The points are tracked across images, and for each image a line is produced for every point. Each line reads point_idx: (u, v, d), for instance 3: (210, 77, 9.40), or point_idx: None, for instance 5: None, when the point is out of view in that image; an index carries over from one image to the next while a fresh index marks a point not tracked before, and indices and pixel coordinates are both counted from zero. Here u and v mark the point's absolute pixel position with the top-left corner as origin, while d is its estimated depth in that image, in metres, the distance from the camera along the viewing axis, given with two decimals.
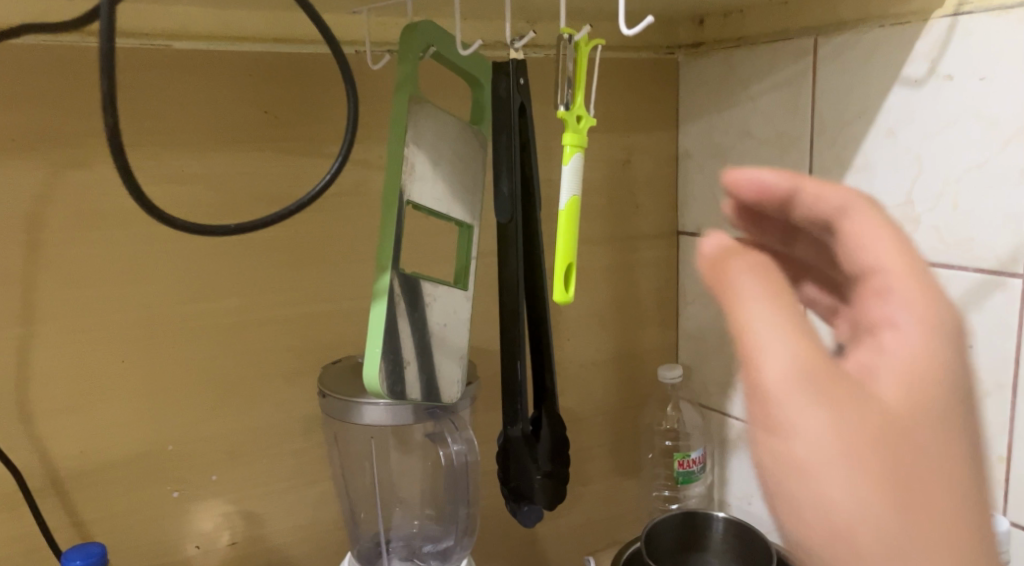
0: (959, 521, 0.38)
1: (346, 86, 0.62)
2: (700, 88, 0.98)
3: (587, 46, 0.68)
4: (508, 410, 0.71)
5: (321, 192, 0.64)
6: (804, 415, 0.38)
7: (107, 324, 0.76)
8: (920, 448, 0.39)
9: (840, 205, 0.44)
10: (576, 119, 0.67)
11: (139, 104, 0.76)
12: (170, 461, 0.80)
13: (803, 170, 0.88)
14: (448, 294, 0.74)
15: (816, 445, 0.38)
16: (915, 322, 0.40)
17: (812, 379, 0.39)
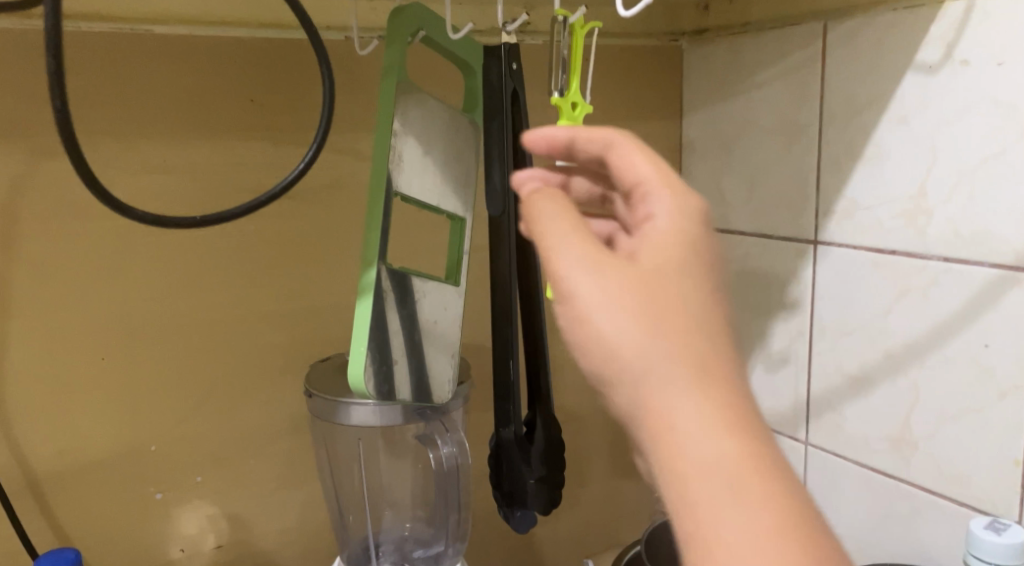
0: (723, 364, 0.48)
1: (321, 70, 0.61)
2: (703, 76, 0.95)
3: (584, 29, 0.64)
4: (499, 412, 0.68)
5: (295, 180, 0.64)
6: (595, 293, 0.48)
7: (85, 321, 0.73)
8: (685, 306, 0.49)
9: (605, 142, 0.55)
10: (571, 106, 0.64)
11: (119, 92, 0.73)
12: (152, 461, 0.77)
13: (811, 161, 0.85)
14: (439, 290, 0.71)
15: (605, 317, 0.48)
16: (667, 213, 0.51)
17: (590, 259, 0.49)
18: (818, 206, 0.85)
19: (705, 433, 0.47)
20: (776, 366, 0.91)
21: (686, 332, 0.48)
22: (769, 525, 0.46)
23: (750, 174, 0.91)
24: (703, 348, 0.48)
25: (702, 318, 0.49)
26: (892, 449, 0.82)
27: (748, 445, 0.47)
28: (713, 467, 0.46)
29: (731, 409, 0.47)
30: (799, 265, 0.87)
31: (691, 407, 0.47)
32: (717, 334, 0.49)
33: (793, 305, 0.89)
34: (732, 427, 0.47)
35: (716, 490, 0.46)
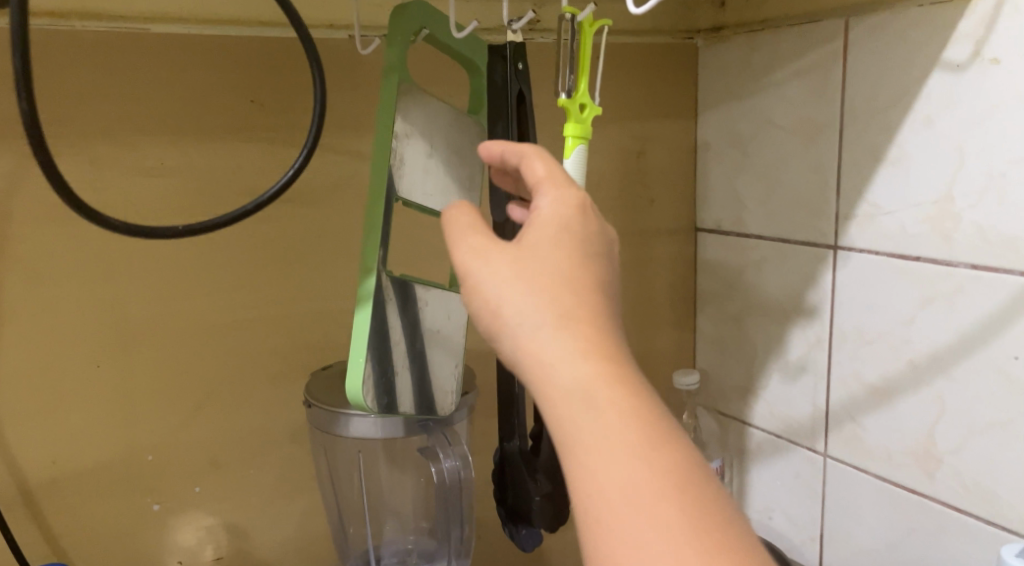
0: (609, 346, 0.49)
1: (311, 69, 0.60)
2: (718, 75, 0.92)
3: (593, 26, 0.61)
4: (505, 424, 0.67)
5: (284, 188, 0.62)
6: (475, 268, 0.51)
7: (79, 326, 0.71)
8: (547, 261, 0.50)
9: (506, 154, 0.56)
10: (579, 108, 0.61)
11: (116, 91, 0.71)
12: (150, 471, 0.75)
13: (831, 163, 0.81)
14: (441, 297, 0.69)
15: (486, 285, 0.50)
16: (552, 206, 0.52)
17: (481, 255, 0.51)
18: (838, 210, 0.81)
19: (569, 368, 0.48)
20: (793, 375, 0.88)
21: (549, 284, 0.50)
22: (629, 443, 0.47)
23: (766, 176, 0.88)
24: (569, 296, 0.50)
25: (566, 268, 0.50)
26: (916, 463, 0.78)
27: (609, 374, 0.48)
28: (576, 396, 0.48)
29: (596, 344, 0.49)
30: (818, 271, 0.84)
31: (555, 345, 0.49)
32: (583, 281, 0.50)
33: (812, 311, 0.85)
34: (594, 361, 0.48)
35: (579, 416, 0.48)
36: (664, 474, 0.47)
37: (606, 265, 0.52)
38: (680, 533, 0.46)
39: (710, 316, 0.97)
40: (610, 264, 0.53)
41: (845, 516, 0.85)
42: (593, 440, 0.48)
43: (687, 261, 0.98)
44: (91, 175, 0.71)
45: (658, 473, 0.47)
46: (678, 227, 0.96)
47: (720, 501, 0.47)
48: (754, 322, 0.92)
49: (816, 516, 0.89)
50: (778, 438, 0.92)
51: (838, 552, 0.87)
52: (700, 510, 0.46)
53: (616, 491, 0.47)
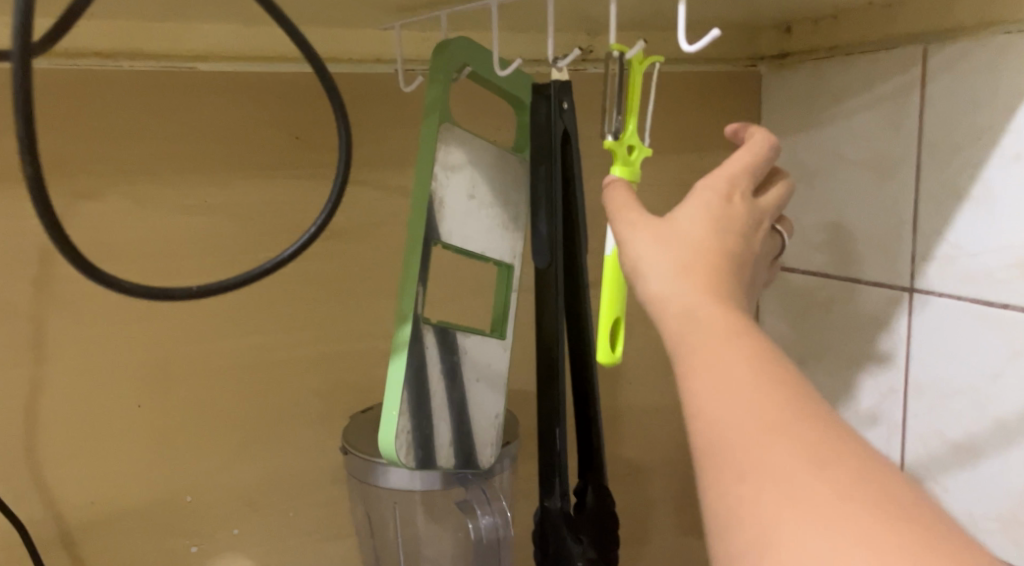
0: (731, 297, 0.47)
1: (337, 116, 0.55)
2: (784, 104, 0.87)
3: (640, 64, 0.58)
4: (547, 483, 0.62)
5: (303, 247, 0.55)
6: (620, 218, 0.52)
7: (120, 366, 0.70)
8: (682, 218, 0.50)
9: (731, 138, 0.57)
10: (627, 150, 0.57)
11: (159, 129, 0.70)
12: (188, 513, 0.74)
13: (908, 199, 0.76)
14: (481, 343, 0.65)
15: (624, 231, 0.51)
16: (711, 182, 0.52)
17: (627, 207, 0.52)
18: (915, 250, 0.76)
19: (678, 296, 0.47)
20: (866, 426, 0.82)
21: (679, 237, 0.49)
22: (735, 354, 0.44)
23: (836, 212, 0.82)
24: (696, 249, 0.49)
25: (700, 227, 0.50)
26: (1004, 530, 0.72)
27: (724, 305, 0.46)
28: (689, 326, 0.46)
29: (713, 284, 0.47)
30: (892, 315, 0.78)
31: (671, 281, 0.48)
32: (713, 239, 0.49)
33: (885, 357, 0.79)
34: (710, 294, 0.47)
35: (686, 334, 0.46)
36: (778, 397, 0.42)
37: (742, 237, 0.51)
38: (786, 422, 0.41)
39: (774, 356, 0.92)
40: (749, 241, 0.51)
41: None
42: (701, 355, 0.44)
43: None
44: (133, 214, 0.70)
45: (764, 375, 0.43)
46: None
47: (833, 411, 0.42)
48: (821, 365, 0.86)
49: None
50: None
51: None
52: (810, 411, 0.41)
53: (718, 390, 0.43)
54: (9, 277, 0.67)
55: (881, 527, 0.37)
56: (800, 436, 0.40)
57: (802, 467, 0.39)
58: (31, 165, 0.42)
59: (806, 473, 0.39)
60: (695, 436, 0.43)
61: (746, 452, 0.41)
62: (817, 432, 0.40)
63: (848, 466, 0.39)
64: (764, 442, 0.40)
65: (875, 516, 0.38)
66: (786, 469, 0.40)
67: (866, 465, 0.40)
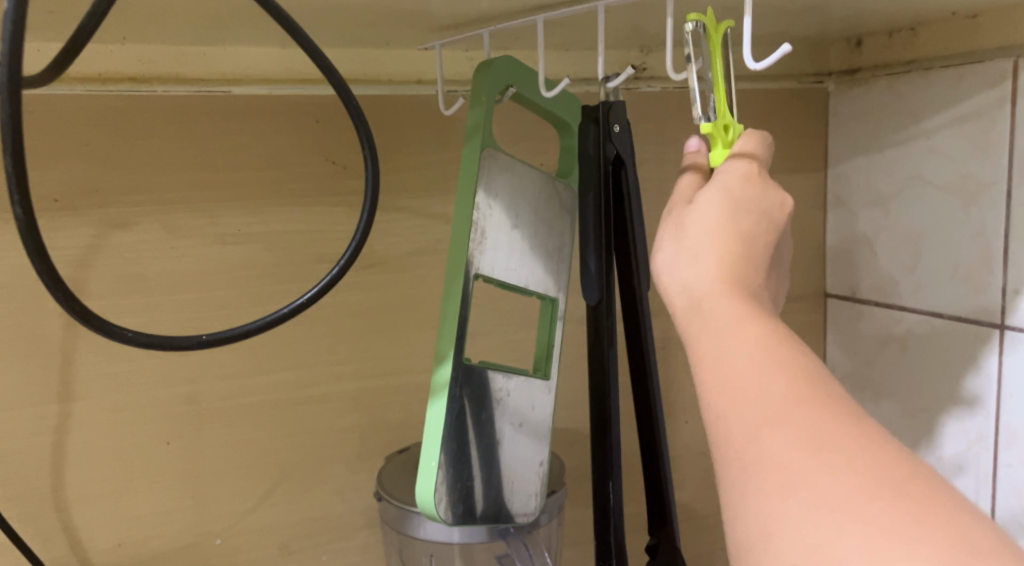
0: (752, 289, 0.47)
1: (360, 137, 0.53)
2: (855, 123, 0.80)
3: (719, 31, 0.51)
4: (602, 541, 0.58)
5: (323, 288, 0.54)
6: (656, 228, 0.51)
7: (148, 404, 0.67)
8: (700, 207, 0.50)
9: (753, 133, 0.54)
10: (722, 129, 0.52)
11: (194, 156, 0.67)
12: (219, 556, 0.71)
13: (998, 226, 0.69)
14: (525, 385, 0.60)
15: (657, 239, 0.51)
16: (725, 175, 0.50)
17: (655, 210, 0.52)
18: (1006, 282, 0.69)
19: (690, 288, 0.47)
20: (949, 474, 0.75)
21: (697, 229, 0.49)
22: (743, 339, 0.44)
23: (914, 239, 0.76)
24: (713, 240, 0.48)
25: (712, 217, 0.49)
26: None
27: (738, 291, 0.46)
28: (706, 313, 0.46)
29: (729, 271, 0.47)
30: (980, 354, 0.71)
31: (685, 273, 0.48)
32: (730, 226, 0.49)
33: (973, 400, 0.72)
34: (724, 282, 0.46)
35: (694, 324, 0.46)
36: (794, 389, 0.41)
37: (763, 217, 0.50)
38: (791, 410, 0.41)
39: None
40: (772, 219, 0.50)
41: None
42: (709, 343, 0.45)
43: (816, 331, 0.87)
44: (167, 244, 0.67)
45: (773, 363, 0.43)
46: (806, 292, 0.85)
47: (847, 396, 0.42)
48: (896, 407, 0.79)
49: None
50: None
51: None
52: (818, 394, 0.41)
53: (726, 378, 0.43)
54: (36, 312, 0.64)
55: (887, 513, 0.37)
56: (810, 427, 0.40)
57: (807, 455, 0.39)
58: (20, 200, 0.43)
59: (816, 465, 0.39)
60: (708, 421, 0.43)
61: (752, 441, 0.41)
62: (820, 422, 0.40)
63: (859, 456, 0.39)
64: (769, 435, 0.41)
65: (872, 505, 0.37)
66: (793, 464, 0.40)
67: (878, 455, 0.39)
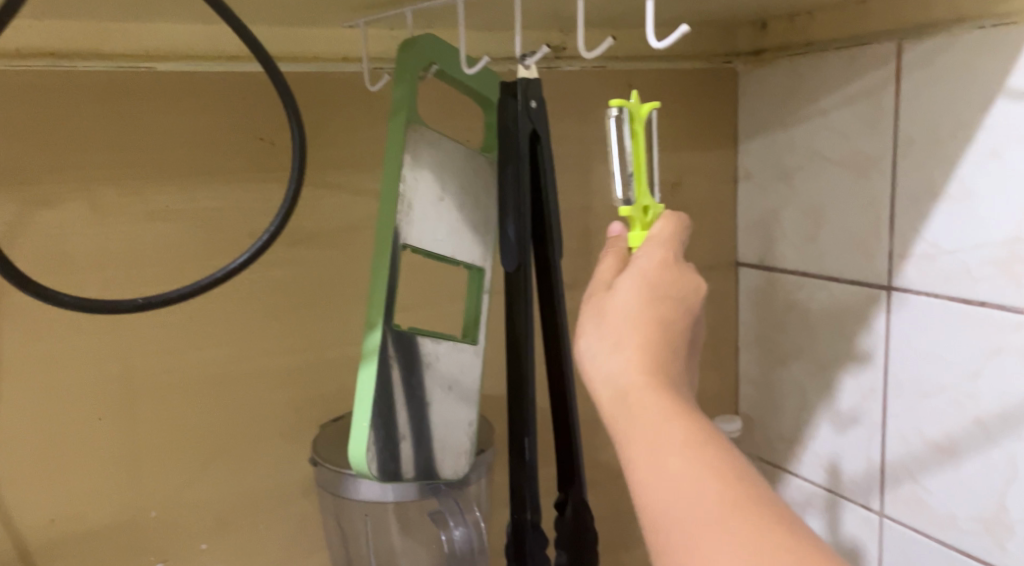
0: (674, 384, 0.51)
1: (288, 115, 0.58)
2: (761, 101, 0.86)
3: (642, 117, 0.57)
4: (517, 496, 0.61)
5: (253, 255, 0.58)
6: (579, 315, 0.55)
7: (78, 380, 0.68)
8: (619, 292, 0.53)
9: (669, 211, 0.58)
10: (642, 211, 0.57)
11: (120, 134, 0.68)
12: (152, 530, 0.72)
13: (884, 196, 0.75)
14: (453, 350, 0.63)
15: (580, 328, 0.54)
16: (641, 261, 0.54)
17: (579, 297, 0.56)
18: (892, 247, 0.74)
19: (613, 383, 0.51)
20: (845, 426, 0.81)
21: (617, 314, 0.53)
22: (668, 438, 0.48)
23: (814, 210, 0.81)
24: (633, 326, 0.52)
25: (631, 304, 0.53)
26: (986, 532, 0.70)
27: (658, 384, 0.50)
28: (630, 406, 0.50)
29: (647, 360, 0.51)
30: (872, 313, 0.77)
31: (609, 367, 0.51)
32: (647, 311, 0.53)
33: (865, 356, 0.78)
34: (643, 373, 0.50)
35: (621, 421, 0.50)
36: (724, 490, 0.46)
37: (679, 300, 0.54)
38: (722, 513, 0.45)
39: (755, 358, 0.91)
40: (688, 301, 0.54)
41: None
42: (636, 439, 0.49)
43: (727, 300, 0.92)
44: (93, 221, 0.68)
45: (698, 462, 0.47)
46: (718, 263, 0.91)
47: (767, 492, 0.46)
48: (801, 366, 0.85)
49: None
50: (828, 493, 0.84)
51: None
52: (746, 496, 0.46)
53: (655, 481, 0.47)
54: None
55: None
56: (742, 529, 0.44)
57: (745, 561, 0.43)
58: None
59: None
60: (645, 521, 0.47)
61: (689, 546, 0.45)
62: (749, 525, 0.44)
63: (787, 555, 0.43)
64: (704, 540, 0.45)
65: None
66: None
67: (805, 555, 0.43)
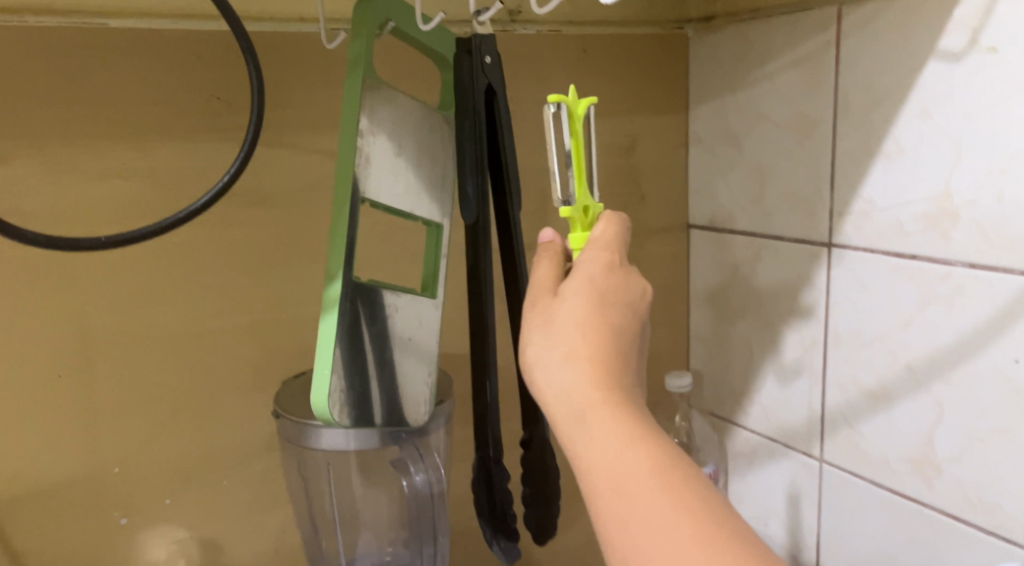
0: (629, 396, 0.53)
1: (246, 60, 0.62)
2: (711, 67, 0.88)
3: (579, 115, 0.60)
4: (482, 434, 0.64)
5: (216, 194, 0.62)
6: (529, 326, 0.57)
7: (38, 336, 0.69)
8: (567, 301, 0.56)
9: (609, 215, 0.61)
10: (582, 210, 0.61)
11: (74, 91, 0.68)
12: (117, 485, 0.73)
13: (826, 157, 0.78)
14: (413, 303, 0.65)
15: (530, 340, 0.56)
16: (587, 268, 0.57)
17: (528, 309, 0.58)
18: (833, 206, 0.78)
19: (568, 398, 0.53)
20: (789, 379, 0.85)
21: (566, 322, 0.55)
22: (629, 455, 0.50)
23: (759, 171, 0.85)
24: (582, 333, 0.55)
25: (579, 312, 0.55)
26: (915, 471, 0.74)
27: (611, 396, 0.53)
28: (586, 423, 0.52)
29: (598, 369, 0.53)
30: (813, 269, 0.81)
31: (562, 380, 0.54)
32: (595, 318, 0.55)
33: (808, 311, 0.82)
34: (595, 384, 0.53)
35: (579, 436, 0.52)
36: (686, 511, 0.48)
37: (625, 304, 0.57)
38: (685, 534, 0.47)
39: (704, 315, 0.95)
40: (634, 305, 0.57)
41: (841, 517, 0.82)
42: (595, 455, 0.51)
43: (679, 261, 0.95)
44: (49, 178, 0.68)
45: (658, 480, 0.49)
46: (670, 225, 0.93)
47: (725, 507, 0.49)
48: (749, 322, 0.89)
49: (812, 526, 0.85)
50: (772, 441, 0.88)
51: (834, 561, 0.84)
52: (706, 515, 0.48)
53: (619, 503, 0.50)
54: None
55: None
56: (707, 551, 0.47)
57: None
58: None
59: None
60: (612, 542, 0.49)
61: None
62: (713, 547, 0.47)
63: None
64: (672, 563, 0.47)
65: None
66: None
67: None
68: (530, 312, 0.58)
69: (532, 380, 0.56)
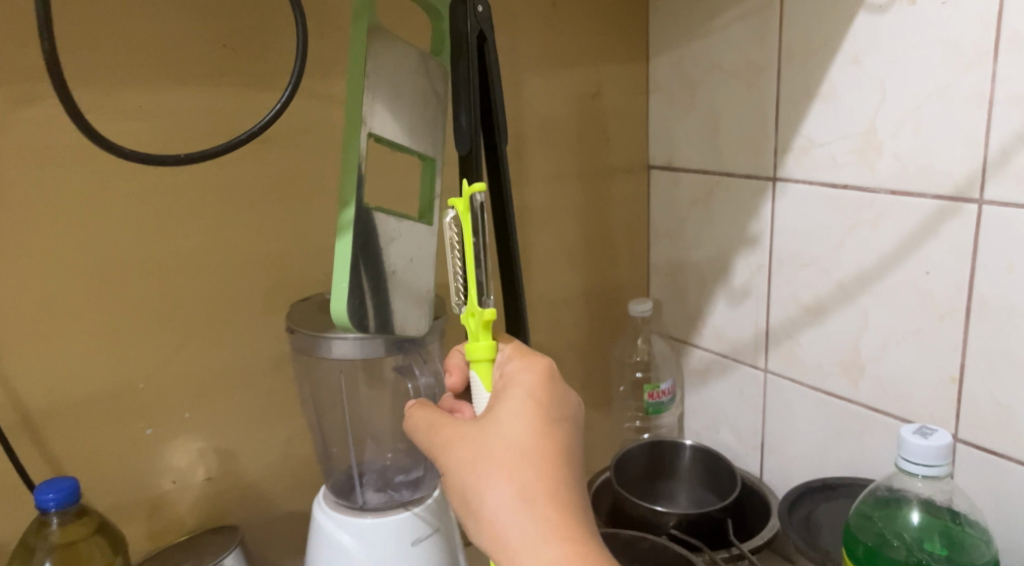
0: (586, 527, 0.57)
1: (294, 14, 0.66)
2: (670, 19, 0.97)
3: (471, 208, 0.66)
4: None
5: (270, 122, 0.67)
6: (469, 471, 0.59)
7: (69, 264, 0.76)
8: (509, 438, 0.59)
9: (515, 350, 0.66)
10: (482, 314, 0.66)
11: (96, 38, 0.75)
12: (141, 399, 0.81)
13: (771, 99, 0.88)
14: (414, 228, 0.73)
15: (475, 485, 0.58)
16: (518, 402, 0.61)
17: (462, 454, 0.60)
18: (777, 144, 0.88)
19: (535, 552, 0.55)
20: (738, 300, 0.95)
21: (514, 460, 0.58)
22: None
23: (712, 114, 0.94)
24: (531, 471, 0.58)
25: (525, 448, 0.59)
26: (844, 373, 0.86)
27: (571, 535, 0.56)
28: None
29: (554, 508, 0.56)
30: (760, 201, 0.91)
31: (519, 526, 0.56)
32: (538, 452, 0.59)
33: (755, 240, 0.92)
34: (554, 526, 0.56)
35: None
36: None
37: (563, 429, 0.61)
38: None
39: (662, 248, 1.05)
40: (569, 428, 0.62)
41: (782, 416, 0.93)
42: None
43: (640, 200, 1.05)
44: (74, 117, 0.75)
45: None
46: (632, 165, 1.03)
47: None
48: (703, 252, 0.99)
49: (757, 429, 0.97)
50: (723, 357, 0.99)
51: (776, 458, 0.95)
52: None
53: None
54: None
55: None
56: None
57: None
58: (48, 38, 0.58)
59: None
60: None
61: None
62: None
63: None
64: None
65: None
66: None
67: None
68: (471, 454, 0.60)
69: (485, 529, 0.57)
